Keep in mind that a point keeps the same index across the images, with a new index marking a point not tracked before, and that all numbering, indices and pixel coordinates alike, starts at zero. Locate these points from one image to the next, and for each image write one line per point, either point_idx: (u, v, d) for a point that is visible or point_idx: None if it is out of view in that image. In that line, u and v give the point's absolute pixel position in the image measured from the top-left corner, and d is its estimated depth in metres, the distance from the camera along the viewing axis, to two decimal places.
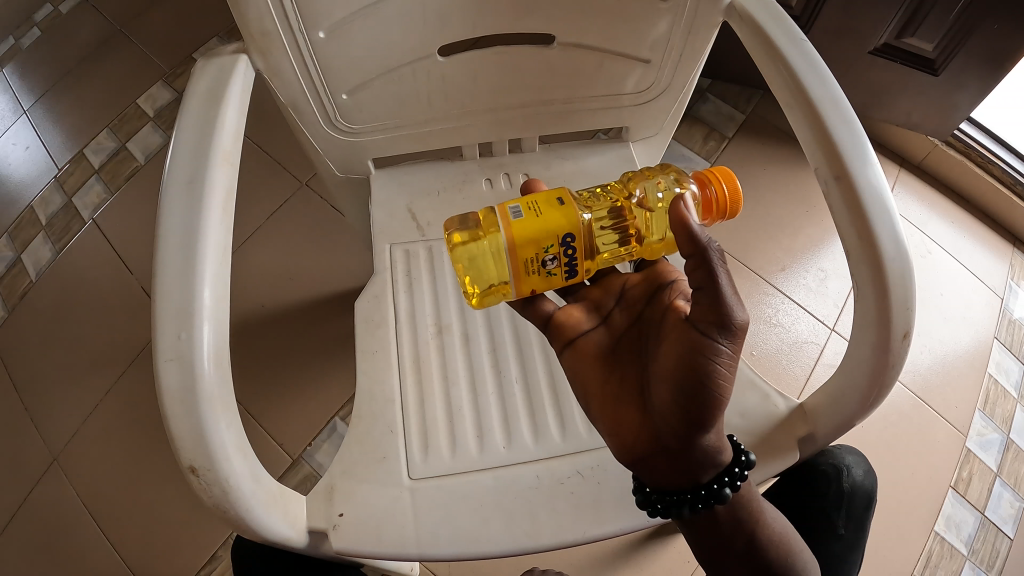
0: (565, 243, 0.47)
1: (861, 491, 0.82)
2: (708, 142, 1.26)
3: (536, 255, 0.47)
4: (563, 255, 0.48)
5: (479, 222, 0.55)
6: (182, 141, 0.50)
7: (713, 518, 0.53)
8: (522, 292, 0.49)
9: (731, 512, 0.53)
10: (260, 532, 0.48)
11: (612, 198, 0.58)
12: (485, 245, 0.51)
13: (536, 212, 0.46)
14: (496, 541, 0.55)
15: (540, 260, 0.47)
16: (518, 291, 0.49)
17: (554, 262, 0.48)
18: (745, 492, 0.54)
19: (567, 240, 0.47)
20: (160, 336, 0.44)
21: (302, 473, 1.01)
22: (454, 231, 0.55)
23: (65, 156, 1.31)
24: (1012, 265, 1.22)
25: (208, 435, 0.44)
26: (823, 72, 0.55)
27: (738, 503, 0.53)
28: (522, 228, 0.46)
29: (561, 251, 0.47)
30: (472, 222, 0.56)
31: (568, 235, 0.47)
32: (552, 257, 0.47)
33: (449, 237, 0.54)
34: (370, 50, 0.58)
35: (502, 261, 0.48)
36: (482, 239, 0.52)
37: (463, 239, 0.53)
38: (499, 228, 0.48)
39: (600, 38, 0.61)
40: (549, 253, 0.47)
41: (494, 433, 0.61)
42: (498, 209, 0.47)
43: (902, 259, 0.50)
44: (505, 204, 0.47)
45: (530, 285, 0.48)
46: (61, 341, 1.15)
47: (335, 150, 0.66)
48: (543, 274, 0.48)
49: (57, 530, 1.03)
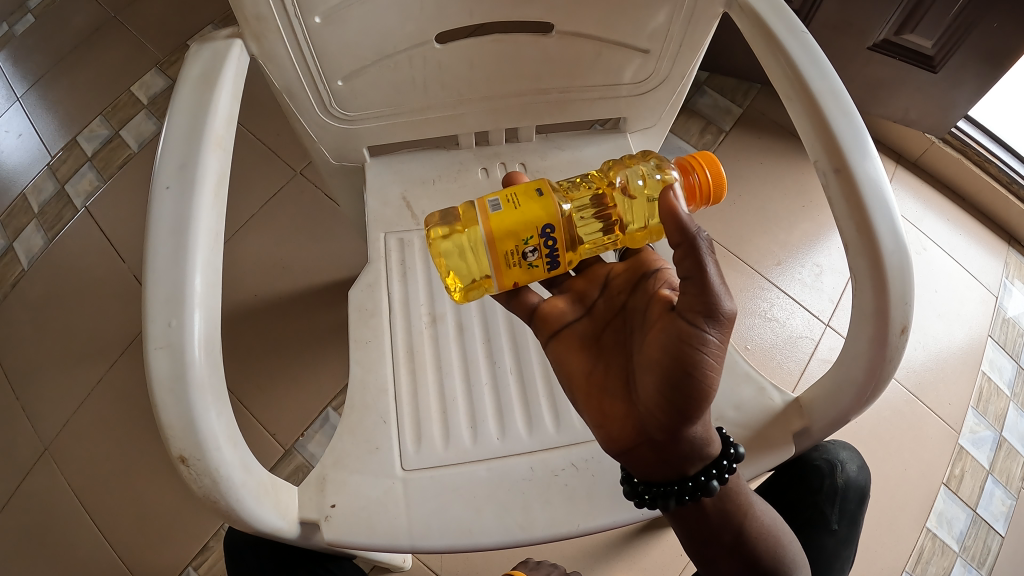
0: (544, 234, 0.46)
1: (855, 486, 0.81)
2: (705, 136, 1.26)
3: (516, 247, 0.46)
4: (543, 246, 0.47)
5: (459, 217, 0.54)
6: (174, 126, 0.49)
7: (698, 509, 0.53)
8: (505, 285, 0.48)
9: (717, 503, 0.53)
10: (250, 522, 0.48)
11: (594, 187, 0.58)
12: (464, 239, 0.51)
13: (514, 204, 0.46)
14: (490, 533, 0.55)
15: (520, 252, 0.46)
16: (500, 284, 0.48)
17: (534, 253, 0.47)
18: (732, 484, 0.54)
19: (546, 232, 0.46)
20: (150, 323, 0.43)
21: (294, 463, 1.00)
22: (435, 226, 0.55)
23: (58, 143, 1.29)
24: (1007, 263, 1.22)
25: (197, 424, 0.43)
26: (822, 64, 0.55)
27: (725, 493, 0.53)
28: (500, 221, 0.45)
29: (541, 242, 0.47)
30: (453, 218, 0.56)
31: (547, 226, 0.46)
32: (532, 248, 0.47)
33: (428, 234, 0.54)
34: (366, 36, 0.57)
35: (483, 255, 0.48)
36: (461, 234, 0.52)
37: (444, 233, 0.53)
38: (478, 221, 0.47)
39: (598, 27, 0.61)
40: (529, 244, 0.46)
41: (488, 423, 0.60)
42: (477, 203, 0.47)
43: (900, 253, 0.50)
44: (482, 198, 0.47)
45: (512, 278, 0.48)
46: (53, 330, 1.14)
47: (330, 137, 0.66)
48: (524, 267, 0.47)
49: (48, 520, 1.02)
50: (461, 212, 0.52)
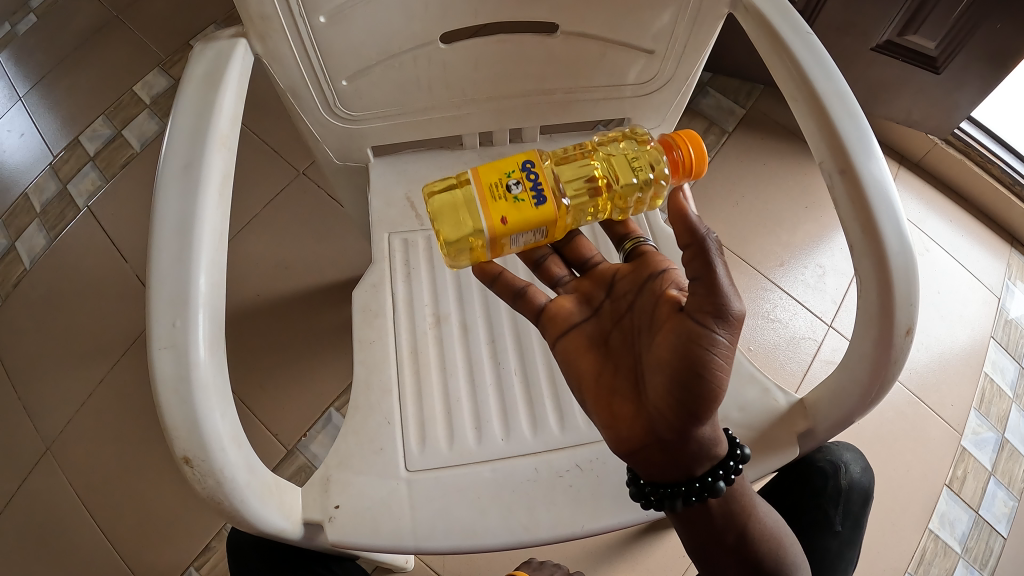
0: (527, 169, 0.48)
1: (858, 487, 0.81)
2: (707, 137, 1.26)
3: (499, 179, 0.48)
4: (528, 181, 0.48)
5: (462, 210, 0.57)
6: (178, 126, 0.49)
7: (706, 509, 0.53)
8: (490, 219, 0.47)
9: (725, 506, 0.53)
10: (253, 523, 0.48)
11: None
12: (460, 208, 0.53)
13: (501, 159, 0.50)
14: (494, 534, 0.55)
15: (504, 184, 0.47)
16: (485, 218, 0.47)
17: (519, 187, 0.47)
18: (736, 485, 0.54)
19: (529, 167, 0.48)
20: (154, 322, 0.43)
21: (297, 463, 1.00)
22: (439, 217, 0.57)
23: (60, 143, 1.29)
24: (1009, 264, 1.22)
25: (202, 425, 0.43)
26: (828, 65, 0.55)
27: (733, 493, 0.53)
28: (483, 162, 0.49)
29: (525, 176, 0.48)
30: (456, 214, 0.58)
31: (529, 161, 0.48)
32: (516, 182, 0.48)
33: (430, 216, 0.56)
34: (371, 36, 0.57)
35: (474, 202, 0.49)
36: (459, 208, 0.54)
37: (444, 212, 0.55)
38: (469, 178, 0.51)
39: (603, 27, 0.60)
40: (512, 177, 0.48)
41: (492, 423, 0.60)
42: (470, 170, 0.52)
43: (905, 253, 0.50)
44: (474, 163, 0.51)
45: (497, 211, 0.47)
46: (56, 330, 1.14)
47: (334, 138, 0.66)
48: (510, 199, 0.47)
49: (50, 519, 1.02)
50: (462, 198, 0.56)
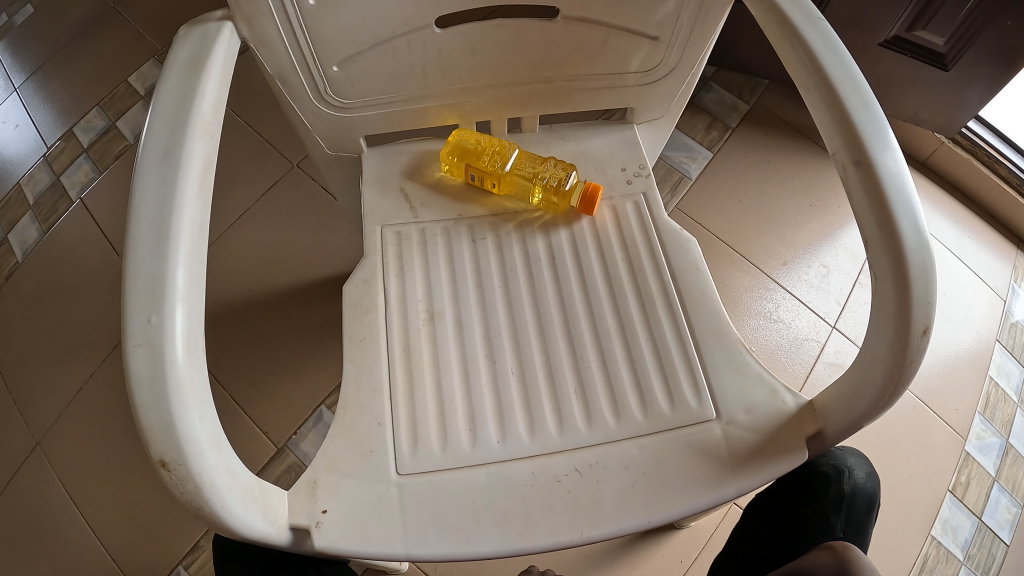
0: (490, 182, 0.67)
1: (863, 494, 0.72)
2: (710, 132, 1.23)
3: (470, 171, 0.67)
4: (482, 184, 0.67)
5: (483, 145, 0.69)
6: (159, 111, 0.46)
7: (807, 563, 0.61)
8: (450, 177, 0.69)
9: (832, 569, 0.59)
10: (236, 529, 0.45)
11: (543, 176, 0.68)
12: (473, 150, 0.69)
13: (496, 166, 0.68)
14: (489, 542, 0.52)
15: (468, 175, 0.67)
16: (448, 173, 0.69)
17: (475, 181, 0.67)
18: (840, 547, 0.61)
19: (491, 182, 0.67)
20: (129, 318, 0.41)
21: (286, 463, 0.97)
22: (472, 137, 0.70)
23: (54, 133, 1.27)
24: (1016, 266, 1.19)
25: (178, 427, 0.41)
26: (842, 52, 0.52)
27: (841, 560, 0.60)
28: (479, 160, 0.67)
29: (481, 181, 0.67)
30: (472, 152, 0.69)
31: (493, 182, 0.67)
32: (474, 180, 0.67)
33: (462, 135, 0.70)
34: (362, 19, 0.54)
35: (462, 160, 0.69)
36: (474, 149, 0.69)
37: (471, 142, 0.69)
38: (482, 147, 0.69)
39: (606, 12, 0.58)
40: (474, 177, 0.67)
41: (487, 424, 0.57)
42: (490, 138, 0.70)
43: (923, 250, 0.47)
44: (496, 138, 0.70)
45: (456, 180, 0.69)
46: (46, 323, 1.11)
47: (324, 127, 0.63)
48: (467, 182, 0.68)
49: (36, 518, 0.99)
50: (489, 142, 0.70)
